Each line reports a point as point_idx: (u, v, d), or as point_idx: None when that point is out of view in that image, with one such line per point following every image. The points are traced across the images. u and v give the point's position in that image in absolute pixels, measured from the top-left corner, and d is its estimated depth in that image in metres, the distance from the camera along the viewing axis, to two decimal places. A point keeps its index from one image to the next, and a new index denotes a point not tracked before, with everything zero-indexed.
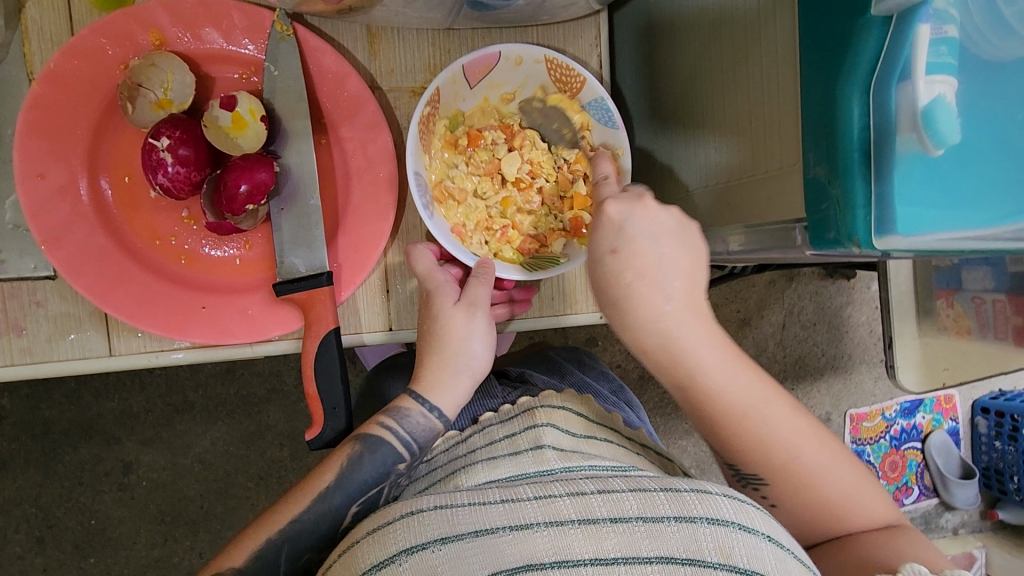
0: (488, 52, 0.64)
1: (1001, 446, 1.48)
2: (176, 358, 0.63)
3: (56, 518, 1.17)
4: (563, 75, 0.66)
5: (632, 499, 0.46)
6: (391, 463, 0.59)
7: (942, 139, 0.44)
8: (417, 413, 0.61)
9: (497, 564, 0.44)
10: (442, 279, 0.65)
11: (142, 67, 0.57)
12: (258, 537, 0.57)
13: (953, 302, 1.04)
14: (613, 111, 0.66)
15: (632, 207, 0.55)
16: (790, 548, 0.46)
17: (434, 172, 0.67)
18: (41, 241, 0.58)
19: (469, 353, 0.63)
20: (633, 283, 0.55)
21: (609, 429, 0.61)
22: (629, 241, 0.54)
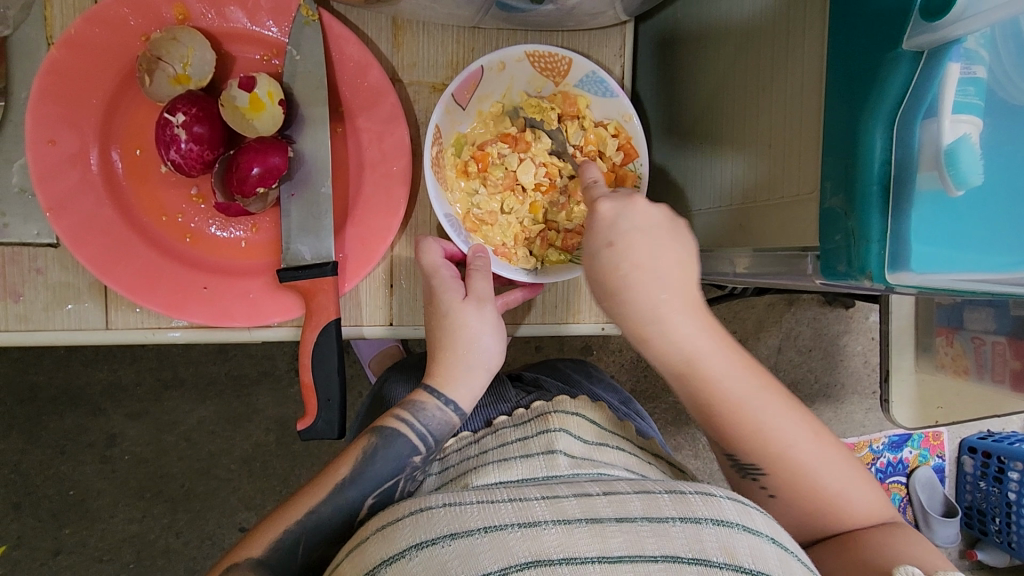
0: (468, 70, 0.62)
1: (986, 487, 1.48)
2: (173, 337, 0.62)
3: (35, 485, 1.16)
4: (548, 62, 0.65)
5: (636, 500, 0.47)
6: (407, 455, 0.57)
7: (964, 180, 0.44)
8: (433, 406, 0.59)
9: (508, 559, 0.43)
10: (446, 275, 0.63)
11: (163, 41, 0.56)
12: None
13: (952, 340, 1.03)
14: (608, 80, 0.65)
15: (620, 204, 0.55)
16: (794, 551, 0.47)
17: (458, 205, 0.66)
18: (47, 209, 0.57)
19: (481, 346, 0.61)
20: (663, 295, 0.54)
21: (621, 438, 0.61)
22: (623, 237, 0.54)
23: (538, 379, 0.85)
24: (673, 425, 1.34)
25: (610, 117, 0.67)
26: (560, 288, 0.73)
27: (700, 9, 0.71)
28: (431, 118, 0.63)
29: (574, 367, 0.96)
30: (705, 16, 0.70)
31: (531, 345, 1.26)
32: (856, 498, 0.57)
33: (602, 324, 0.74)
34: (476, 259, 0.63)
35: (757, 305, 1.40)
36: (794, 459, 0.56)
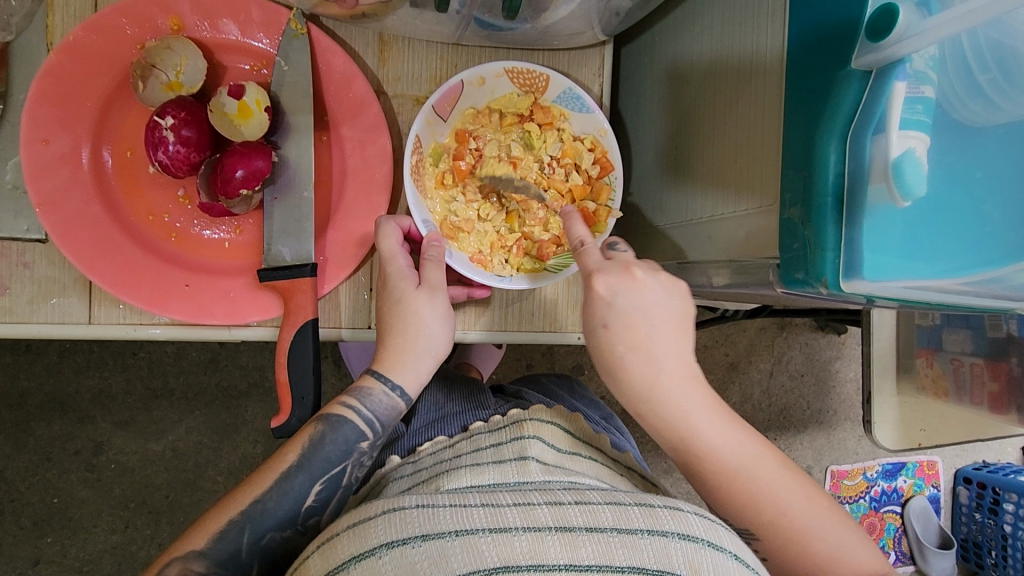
0: (450, 83, 0.65)
1: (982, 519, 1.47)
2: (154, 333, 0.64)
3: (18, 493, 1.16)
4: (526, 78, 0.68)
5: (607, 511, 0.47)
6: (354, 440, 0.60)
7: (909, 190, 0.45)
8: (379, 392, 0.62)
9: (477, 563, 0.44)
10: (402, 262, 0.64)
11: (157, 49, 0.59)
12: (219, 518, 0.56)
13: (933, 362, 1.04)
14: (585, 97, 0.68)
15: (619, 281, 0.55)
16: (755, 568, 0.48)
17: (437, 212, 0.69)
18: (37, 204, 0.59)
19: (429, 334, 0.64)
20: (626, 355, 0.56)
21: (595, 449, 0.62)
22: (623, 318, 0.55)
23: (521, 391, 0.87)
24: (664, 448, 1.34)
25: (587, 131, 0.70)
26: (540, 297, 0.75)
27: (673, 37, 0.74)
28: (412, 128, 0.66)
29: (559, 383, 0.97)
30: (677, 42, 0.74)
31: (522, 363, 1.27)
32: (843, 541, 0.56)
33: (579, 334, 0.75)
34: (430, 248, 0.64)
35: (749, 329, 1.41)
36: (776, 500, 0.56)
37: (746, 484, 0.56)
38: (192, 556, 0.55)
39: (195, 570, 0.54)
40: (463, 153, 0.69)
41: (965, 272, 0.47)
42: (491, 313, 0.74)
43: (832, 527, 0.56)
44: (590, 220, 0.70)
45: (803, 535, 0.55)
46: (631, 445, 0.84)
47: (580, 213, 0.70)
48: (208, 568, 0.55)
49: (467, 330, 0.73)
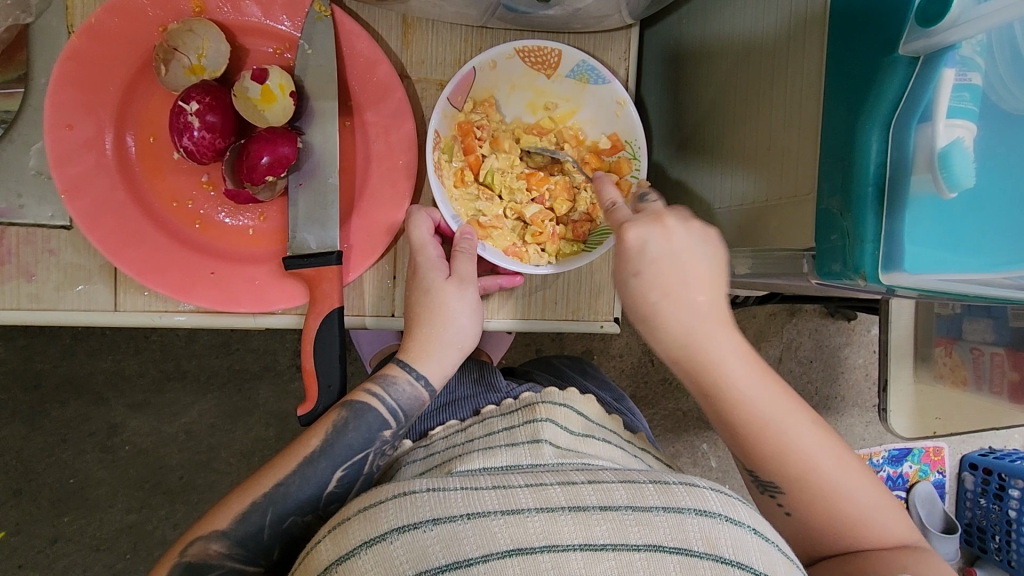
0: (461, 72, 0.64)
1: (986, 504, 1.48)
2: (179, 321, 0.64)
3: (36, 473, 1.18)
4: (538, 55, 0.67)
5: (621, 489, 0.45)
6: (376, 429, 0.60)
7: (956, 181, 0.44)
8: (404, 381, 0.62)
9: (490, 547, 0.43)
10: (432, 252, 0.64)
11: (180, 32, 0.58)
12: (242, 502, 0.57)
13: (951, 351, 1.03)
14: (600, 67, 0.67)
15: (651, 228, 0.53)
16: (775, 541, 0.45)
17: (464, 213, 0.68)
18: (63, 190, 0.59)
19: (457, 326, 0.64)
20: (659, 301, 0.53)
21: (610, 430, 0.61)
22: (654, 264, 0.53)
23: (533, 374, 0.86)
24: (673, 432, 1.35)
25: (606, 103, 0.70)
26: (560, 284, 0.74)
27: (702, 21, 0.73)
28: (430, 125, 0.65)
29: (570, 365, 0.96)
30: (705, 27, 0.72)
31: (532, 348, 1.27)
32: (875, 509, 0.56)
33: (601, 322, 0.75)
34: (463, 240, 0.65)
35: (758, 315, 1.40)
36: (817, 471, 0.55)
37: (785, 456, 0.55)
38: (215, 537, 0.55)
39: (214, 551, 0.55)
40: (473, 147, 0.68)
41: (1011, 267, 0.46)
42: (509, 299, 0.73)
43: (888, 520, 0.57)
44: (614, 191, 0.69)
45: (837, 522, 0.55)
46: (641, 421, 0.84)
47: None
48: (230, 550, 0.55)
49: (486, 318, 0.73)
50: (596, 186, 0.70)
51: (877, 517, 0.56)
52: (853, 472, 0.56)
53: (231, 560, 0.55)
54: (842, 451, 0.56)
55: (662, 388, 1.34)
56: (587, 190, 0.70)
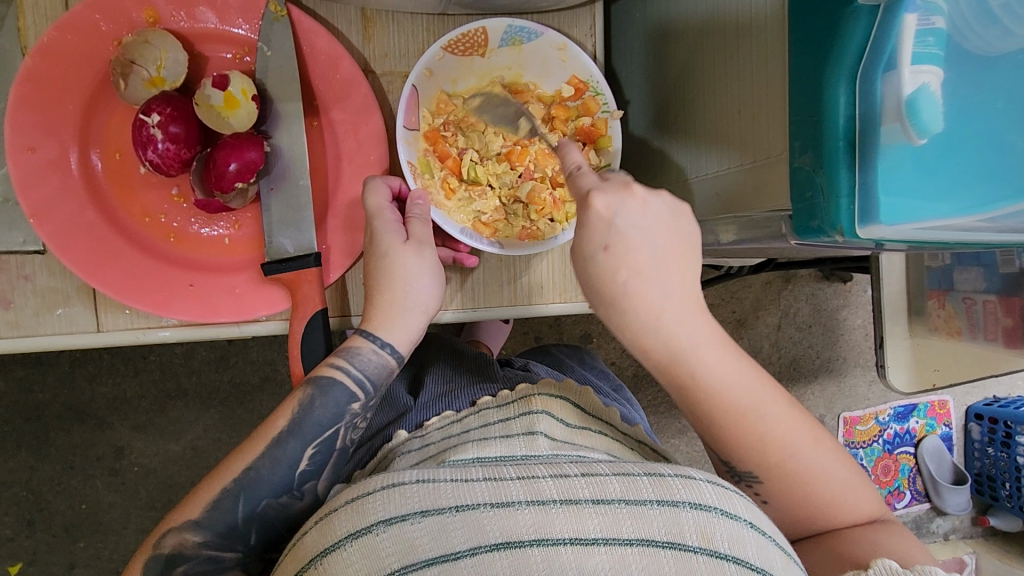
0: (405, 94, 0.64)
1: (994, 453, 1.49)
2: (163, 336, 0.63)
3: (46, 502, 1.18)
4: (464, 40, 0.65)
5: (615, 481, 0.45)
6: (345, 403, 0.58)
7: (925, 127, 0.45)
8: (369, 350, 0.60)
9: (478, 539, 0.42)
10: (390, 217, 0.62)
11: (135, 44, 0.57)
12: (213, 488, 0.55)
13: (944, 303, 1.04)
14: (527, 25, 0.65)
15: (618, 198, 0.51)
16: (772, 536, 0.45)
17: (465, 218, 0.68)
18: (31, 214, 0.58)
19: (418, 290, 0.62)
20: (628, 281, 0.52)
21: (607, 423, 0.60)
22: (622, 238, 0.51)
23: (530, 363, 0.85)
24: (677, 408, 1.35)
25: (548, 55, 0.68)
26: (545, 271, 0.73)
27: None
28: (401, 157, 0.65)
29: (569, 353, 0.96)
30: None
31: (530, 336, 1.26)
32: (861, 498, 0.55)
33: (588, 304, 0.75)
34: (415, 206, 0.63)
35: (753, 285, 1.40)
36: (785, 452, 0.54)
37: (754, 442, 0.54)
38: (187, 527, 0.54)
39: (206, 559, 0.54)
40: (447, 152, 0.68)
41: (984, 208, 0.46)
42: (498, 289, 0.73)
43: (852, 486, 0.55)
44: (594, 134, 0.68)
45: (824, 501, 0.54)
46: (641, 412, 0.83)
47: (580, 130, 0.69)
48: (206, 538, 0.54)
49: (472, 306, 0.72)
50: (570, 130, 0.69)
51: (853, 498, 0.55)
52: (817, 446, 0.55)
53: (207, 547, 0.54)
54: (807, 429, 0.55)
55: None
56: (566, 145, 0.69)
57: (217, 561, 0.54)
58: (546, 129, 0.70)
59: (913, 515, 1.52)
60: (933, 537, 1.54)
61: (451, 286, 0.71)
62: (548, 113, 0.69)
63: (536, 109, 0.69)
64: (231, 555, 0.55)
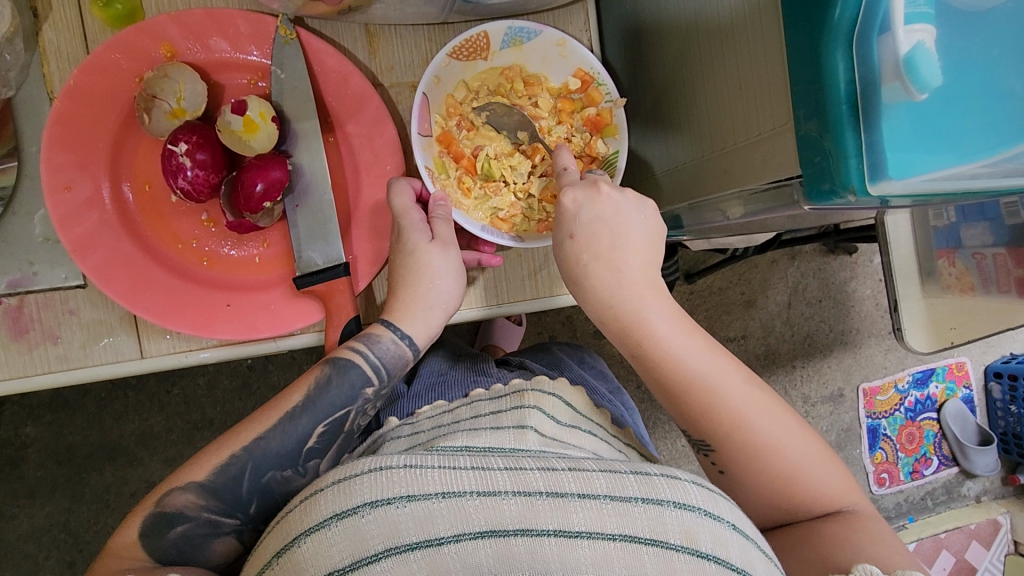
0: (417, 102, 0.66)
1: (1018, 410, 1.49)
2: (204, 357, 0.65)
3: (86, 542, 1.20)
4: (468, 45, 0.67)
5: (602, 478, 0.45)
6: (360, 386, 0.61)
7: (924, 83, 0.46)
8: (388, 339, 0.63)
9: (463, 527, 0.44)
10: (415, 217, 0.65)
11: (156, 79, 0.60)
12: (222, 453, 0.58)
13: (954, 260, 1.05)
14: (526, 25, 0.67)
15: (585, 195, 0.59)
16: (754, 538, 0.47)
17: (482, 216, 0.70)
18: (71, 250, 0.60)
19: (438, 287, 0.65)
20: (590, 263, 0.59)
21: (594, 422, 0.63)
22: (585, 226, 0.58)
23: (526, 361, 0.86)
24: None
25: (549, 52, 0.70)
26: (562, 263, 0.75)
27: None
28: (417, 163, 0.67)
29: (568, 351, 0.96)
30: None
31: (544, 335, 1.28)
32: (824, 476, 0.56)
33: None
34: (437, 207, 0.66)
35: (759, 265, 1.41)
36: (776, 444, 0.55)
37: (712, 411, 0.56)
38: (193, 489, 0.56)
39: None
40: (461, 152, 0.70)
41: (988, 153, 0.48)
42: (520, 283, 0.74)
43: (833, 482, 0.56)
44: (600, 123, 0.71)
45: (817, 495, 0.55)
46: (635, 417, 0.84)
47: (588, 121, 0.71)
48: (207, 501, 0.56)
49: (497, 303, 0.74)
50: (578, 122, 0.72)
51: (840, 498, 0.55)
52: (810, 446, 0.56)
53: (208, 511, 0.56)
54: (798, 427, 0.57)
55: None
56: (574, 135, 0.72)
57: (214, 526, 0.56)
58: (555, 121, 0.72)
59: (942, 480, 1.52)
60: (965, 501, 1.54)
61: (475, 287, 0.74)
62: (554, 105, 0.72)
63: (544, 102, 0.71)
64: (230, 522, 0.56)
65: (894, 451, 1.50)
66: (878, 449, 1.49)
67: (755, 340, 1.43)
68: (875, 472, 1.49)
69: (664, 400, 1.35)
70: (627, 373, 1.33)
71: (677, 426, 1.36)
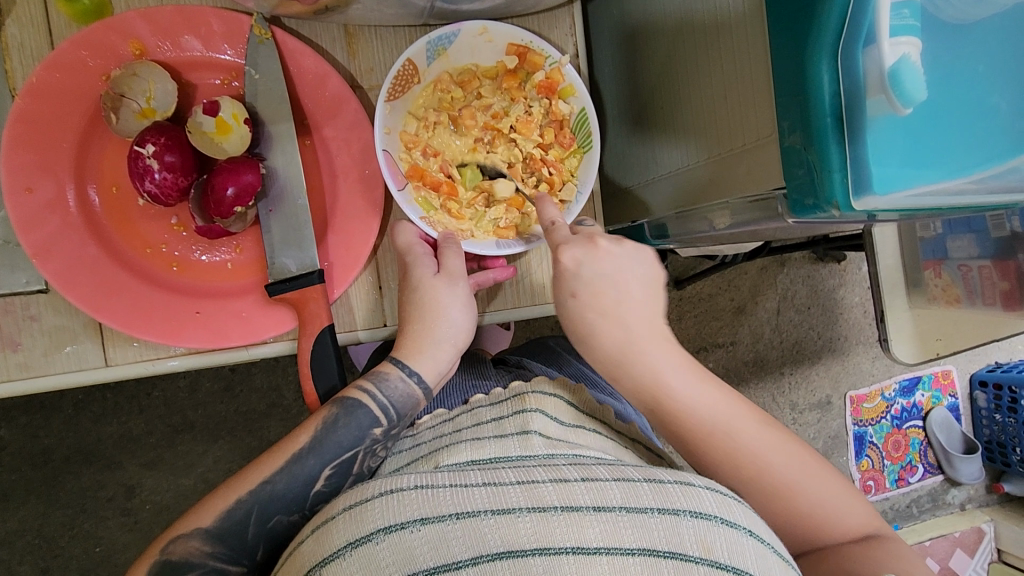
0: (382, 161, 0.63)
1: (1002, 419, 1.49)
2: (172, 366, 0.63)
3: (60, 547, 1.17)
4: (400, 77, 0.64)
5: (616, 488, 0.45)
6: (367, 426, 0.59)
7: (910, 98, 0.45)
8: (396, 378, 0.62)
9: (480, 548, 0.42)
10: (420, 252, 0.66)
11: (124, 77, 0.58)
12: (227, 498, 0.56)
13: (940, 272, 1.05)
14: (443, 34, 0.63)
15: (584, 252, 0.56)
16: (771, 542, 0.45)
17: (487, 233, 0.68)
18: (33, 254, 0.58)
19: (448, 320, 0.64)
20: (597, 320, 0.57)
21: (598, 422, 0.60)
22: (587, 285, 0.56)
23: (522, 361, 0.85)
24: None
25: (473, 47, 0.66)
26: (546, 267, 0.74)
27: None
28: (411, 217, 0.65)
29: (567, 347, 0.94)
30: None
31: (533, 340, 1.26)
32: (846, 505, 0.55)
33: None
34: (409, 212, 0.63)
35: (749, 272, 1.40)
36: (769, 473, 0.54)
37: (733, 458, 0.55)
38: (197, 534, 0.54)
39: None
40: (437, 179, 0.67)
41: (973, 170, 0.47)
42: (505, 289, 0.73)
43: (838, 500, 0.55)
44: (553, 86, 0.67)
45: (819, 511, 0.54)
46: (640, 409, 0.82)
47: (540, 95, 0.68)
48: (214, 548, 0.54)
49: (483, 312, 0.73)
50: (529, 97, 0.68)
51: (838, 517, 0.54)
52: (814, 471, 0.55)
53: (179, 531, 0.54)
54: (795, 452, 0.56)
55: None
56: (532, 107, 0.68)
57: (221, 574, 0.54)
58: (507, 102, 0.69)
59: (927, 488, 1.52)
60: (950, 509, 1.55)
61: None
62: (499, 88, 0.69)
63: (488, 90, 0.68)
64: (194, 548, 0.54)
65: (880, 458, 1.50)
66: (865, 456, 1.49)
67: (743, 347, 1.42)
68: (861, 479, 1.49)
69: None
70: None
71: None
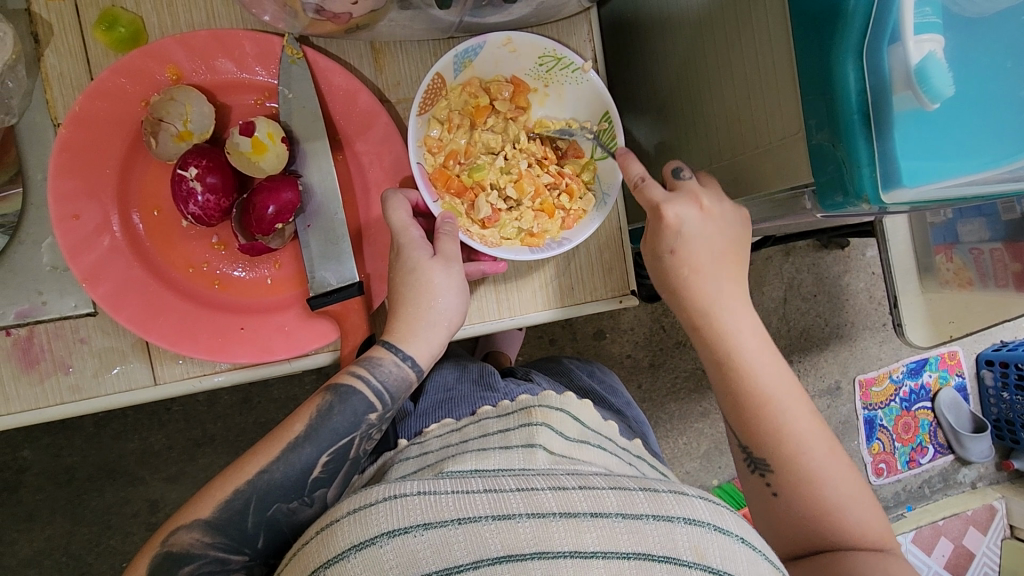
0: (416, 173, 0.65)
1: (1010, 397, 1.51)
2: (218, 381, 0.65)
3: (88, 564, 1.18)
4: (430, 90, 0.66)
5: (612, 495, 0.46)
6: (362, 412, 0.60)
7: (936, 94, 0.46)
8: (389, 362, 0.61)
9: (481, 552, 0.43)
10: (414, 233, 0.64)
11: (162, 102, 0.59)
12: (225, 489, 0.57)
13: (951, 256, 1.06)
14: (470, 45, 0.65)
15: (686, 208, 0.60)
16: (762, 551, 0.47)
17: (512, 239, 0.69)
18: (82, 279, 0.60)
19: (442, 304, 0.64)
20: (689, 277, 0.62)
21: (604, 438, 0.62)
22: (685, 243, 0.61)
23: (533, 373, 0.85)
24: (696, 392, 1.36)
25: (498, 57, 0.68)
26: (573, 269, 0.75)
27: None
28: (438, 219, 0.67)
29: (580, 364, 0.92)
30: None
31: (544, 340, 1.27)
32: (865, 512, 0.57)
33: (616, 297, 0.76)
34: (444, 225, 0.65)
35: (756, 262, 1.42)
36: (804, 454, 0.58)
37: (778, 434, 0.59)
38: (197, 526, 0.55)
39: None
40: (463, 185, 0.69)
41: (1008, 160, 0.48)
42: (532, 292, 0.74)
43: (857, 501, 0.57)
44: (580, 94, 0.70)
45: (846, 512, 0.56)
46: (650, 441, 0.80)
47: None
48: (217, 540, 0.55)
49: (509, 315, 0.74)
50: None
51: (855, 513, 0.56)
52: (842, 465, 0.58)
53: (230, 538, 0.56)
54: (829, 442, 0.59)
55: (677, 348, 1.35)
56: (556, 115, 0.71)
57: (223, 563, 0.55)
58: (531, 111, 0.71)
59: (938, 469, 1.55)
60: (961, 488, 1.57)
61: (485, 297, 0.73)
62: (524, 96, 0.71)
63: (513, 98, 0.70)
64: (238, 558, 0.56)
65: (892, 441, 1.52)
66: (876, 440, 1.51)
67: None
68: (873, 462, 1.51)
69: (666, 399, 1.35)
70: (626, 374, 1.33)
71: (678, 425, 1.36)
